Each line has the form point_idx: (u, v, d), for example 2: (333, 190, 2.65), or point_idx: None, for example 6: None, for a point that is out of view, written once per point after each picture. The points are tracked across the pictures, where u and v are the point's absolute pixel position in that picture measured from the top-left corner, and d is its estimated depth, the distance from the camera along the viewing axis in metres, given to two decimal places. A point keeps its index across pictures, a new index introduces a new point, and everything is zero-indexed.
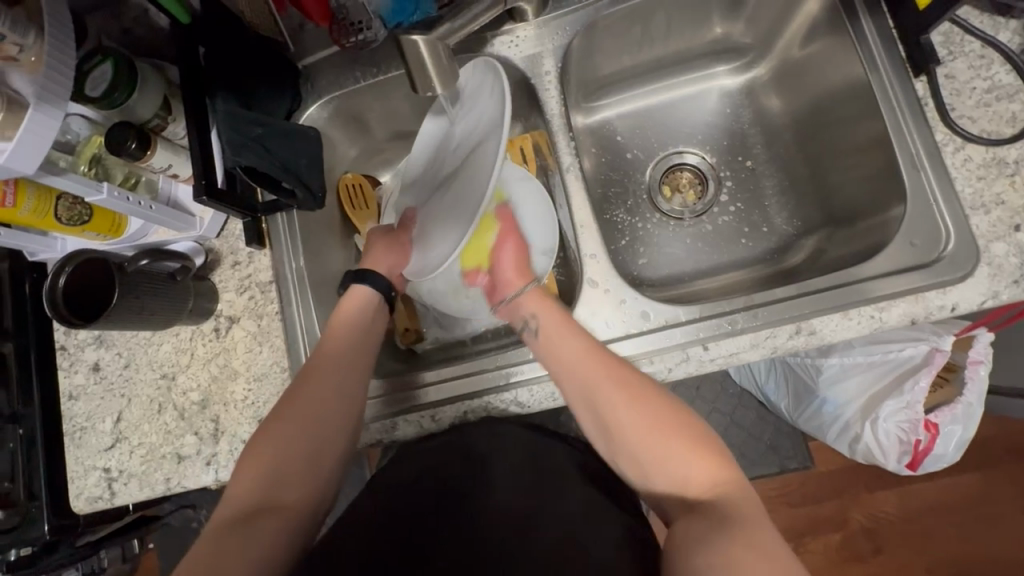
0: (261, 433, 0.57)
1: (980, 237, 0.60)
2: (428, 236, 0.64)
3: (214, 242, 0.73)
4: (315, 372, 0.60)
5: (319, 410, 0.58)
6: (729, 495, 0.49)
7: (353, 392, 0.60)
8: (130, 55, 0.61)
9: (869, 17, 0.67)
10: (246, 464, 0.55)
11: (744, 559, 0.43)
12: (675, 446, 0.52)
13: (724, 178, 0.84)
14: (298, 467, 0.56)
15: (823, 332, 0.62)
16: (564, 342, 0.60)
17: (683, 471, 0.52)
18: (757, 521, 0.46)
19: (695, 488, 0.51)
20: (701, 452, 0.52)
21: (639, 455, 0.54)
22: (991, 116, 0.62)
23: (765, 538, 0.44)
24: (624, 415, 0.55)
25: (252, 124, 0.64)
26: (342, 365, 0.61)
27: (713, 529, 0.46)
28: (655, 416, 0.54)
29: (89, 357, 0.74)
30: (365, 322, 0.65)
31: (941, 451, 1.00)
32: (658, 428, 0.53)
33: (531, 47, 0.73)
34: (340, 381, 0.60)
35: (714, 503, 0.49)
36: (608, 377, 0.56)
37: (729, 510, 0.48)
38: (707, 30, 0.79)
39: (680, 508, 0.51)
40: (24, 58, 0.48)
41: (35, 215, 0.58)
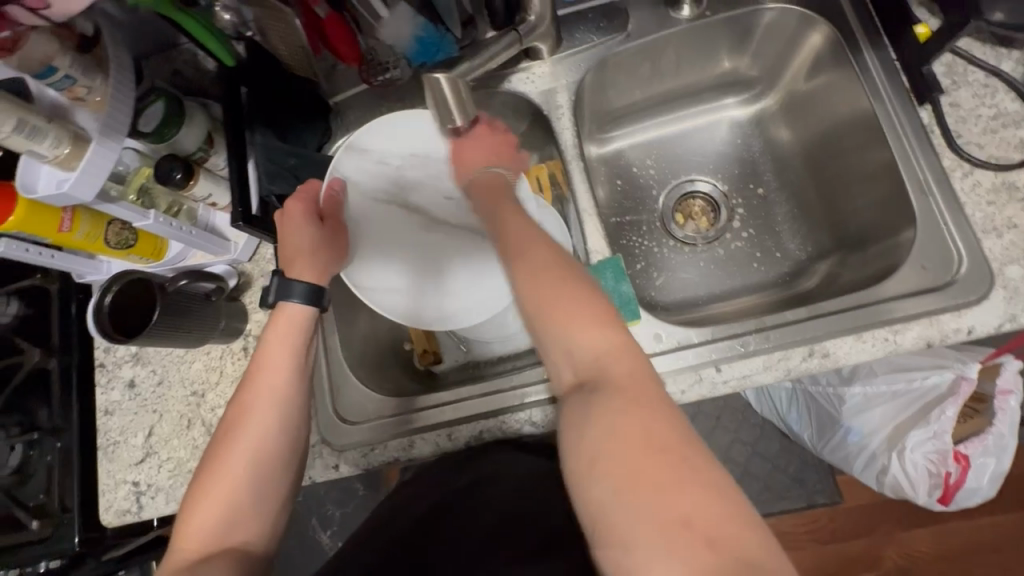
0: (200, 478, 0.55)
1: (994, 260, 0.60)
2: (436, 268, 0.72)
3: (246, 265, 0.77)
4: (249, 411, 0.56)
5: (258, 450, 0.55)
6: (615, 370, 0.46)
7: (293, 421, 0.58)
8: (180, 94, 0.67)
9: (871, 51, 0.69)
10: (193, 512, 0.53)
11: (616, 416, 0.42)
12: (572, 316, 0.48)
13: (735, 206, 0.86)
14: (247, 511, 0.54)
15: (837, 355, 0.62)
16: (499, 219, 0.56)
17: (572, 340, 0.48)
18: (637, 391, 0.44)
19: (585, 369, 0.47)
20: (598, 324, 0.48)
21: (535, 324, 0.50)
22: (999, 142, 0.63)
23: (649, 425, 0.42)
24: (519, 279, 0.51)
25: (287, 155, 0.71)
26: (277, 396, 0.57)
27: (587, 409, 0.44)
28: (563, 295, 0.49)
29: (125, 374, 0.78)
30: (301, 343, 0.60)
31: (974, 485, 0.96)
32: (569, 308, 0.48)
33: (546, 83, 0.76)
34: (277, 410, 0.57)
35: (599, 382, 0.46)
36: (517, 248, 0.53)
37: (606, 388, 0.45)
38: (714, 64, 0.82)
39: (573, 387, 0.48)
40: (90, 98, 0.53)
41: (87, 239, 0.63)
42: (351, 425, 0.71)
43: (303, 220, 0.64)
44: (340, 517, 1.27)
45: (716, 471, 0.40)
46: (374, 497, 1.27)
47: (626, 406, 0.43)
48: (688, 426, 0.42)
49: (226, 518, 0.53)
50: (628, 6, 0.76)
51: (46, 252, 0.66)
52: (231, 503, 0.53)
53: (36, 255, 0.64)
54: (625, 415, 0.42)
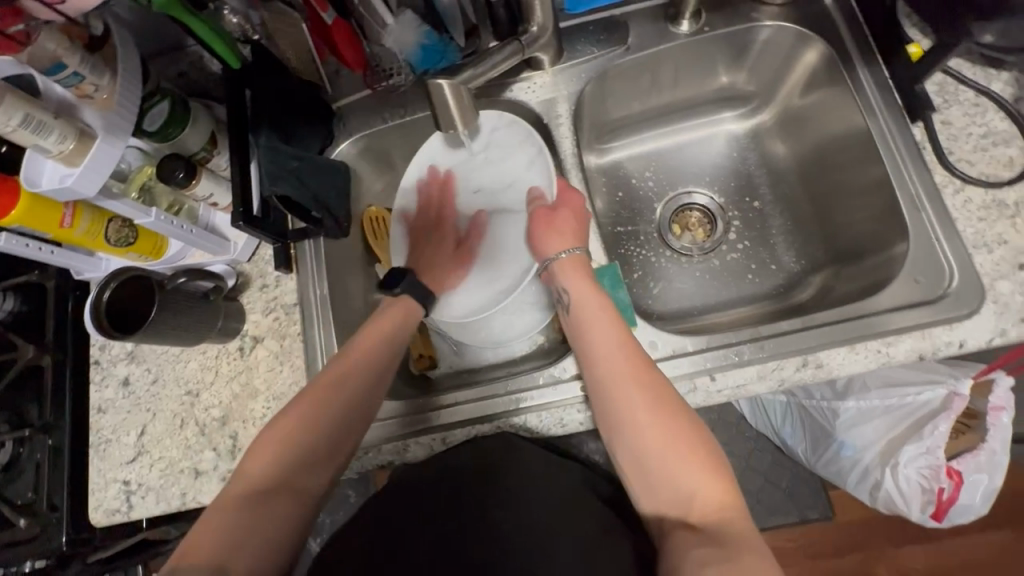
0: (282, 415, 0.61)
1: (984, 275, 0.61)
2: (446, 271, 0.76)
3: (245, 266, 0.77)
4: (339, 371, 0.63)
5: (341, 407, 0.61)
6: (732, 521, 0.51)
7: (375, 389, 0.64)
8: (185, 95, 0.67)
9: (866, 68, 0.71)
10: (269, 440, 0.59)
11: (728, 555, 0.48)
12: (688, 461, 0.54)
13: (731, 218, 0.87)
14: (316, 456, 0.59)
15: (830, 366, 0.62)
16: (598, 334, 0.62)
17: (688, 483, 0.53)
18: (739, 529, 0.50)
19: (700, 513, 0.52)
20: (712, 472, 0.53)
21: (652, 463, 0.55)
22: (989, 160, 0.65)
23: (757, 563, 0.47)
24: (644, 419, 0.56)
25: (290, 158, 0.69)
26: (373, 367, 0.64)
27: (710, 552, 0.48)
28: (682, 441, 0.55)
29: (120, 372, 0.78)
30: (396, 329, 0.67)
31: (966, 502, 0.96)
32: (676, 444, 0.54)
33: (546, 93, 0.78)
34: (363, 375, 0.63)
35: (716, 529, 0.51)
36: (635, 384, 0.58)
37: (727, 537, 0.50)
38: (712, 78, 0.84)
39: (679, 524, 0.53)
40: (97, 96, 0.54)
41: (88, 235, 0.64)
42: None
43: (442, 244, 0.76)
44: (329, 524, 1.26)
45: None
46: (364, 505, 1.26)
47: (746, 554, 0.48)
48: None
49: (297, 455, 0.58)
50: (629, 20, 0.77)
51: (46, 248, 0.66)
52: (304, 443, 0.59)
53: (35, 250, 0.65)
54: (726, 556, 0.48)
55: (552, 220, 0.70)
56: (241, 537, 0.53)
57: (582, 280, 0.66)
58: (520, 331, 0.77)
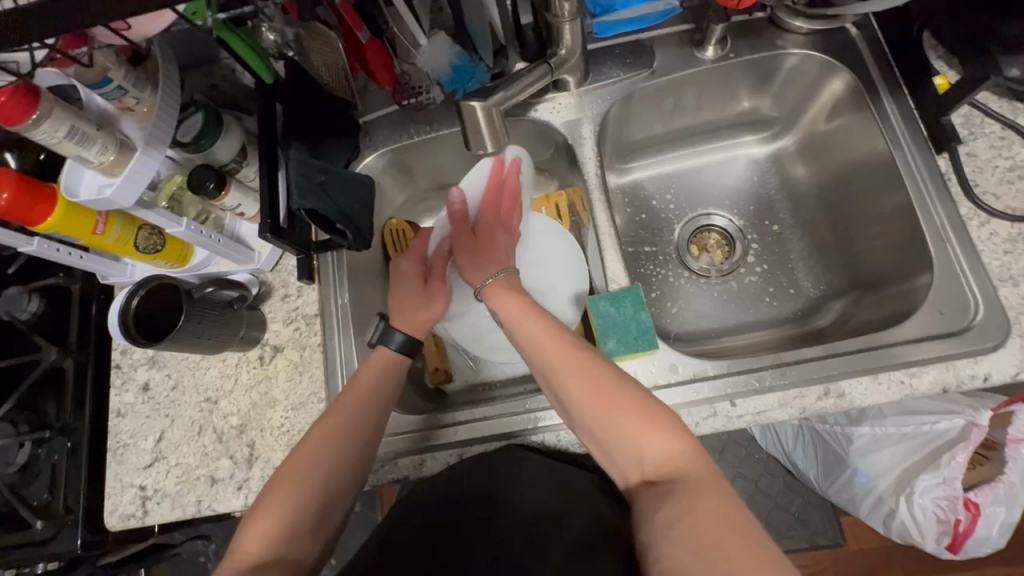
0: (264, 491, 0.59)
1: (1010, 309, 0.61)
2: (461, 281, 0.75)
3: (268, 275, 0.78)
4: (318, 437, 0.60)
5: (321, 477, 0.59)
6: (688, 468, 0.51)
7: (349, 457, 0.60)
8: (218, 107, 0.68)
9: (890, 97, 0.71)
10: (255, 523, 0.56)
11: (686, 505, 0.48)
12: (631, 422, 0.53)
13: (750, 241, 0.87)
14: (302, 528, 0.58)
15: (852, 396, 0.62)
16: (527, 317, 0.61)
17: (638, 445, 0.53)
18: (702, 479, 0.50)
19: (654, 468, 0.53)
20: (657, 428, 0.53)
21: (599, 432, 0.55)
22: (1015, 193, 0.65)
23: (716, 508, 0.47)
24: (581, 394, 0.55)
25: (318, 171, 0.70)
26: (348, 434, 0.61)
27: (671, 506, 0.49)
28: (619, 405, 0.54)
29: (140, 377, 0.78)
30: (380, 387, 0.64)
31: (983, 534, 0.94)
32: (619, 407, 0.54)
33: (571, 113, 0.78)
34: (340, 441, 0.60)
35: (673, 481, 0.51)
36: (565, 360, 0.57)
37: (681, 483, 0.50)
38: (735, 103, 0.84)
39: (645, 485, 0.53)
40: (138, 109, 0.55)
41: (117, 242, 0.64)
42: None
43: (408, 276, 0.71)
44: None
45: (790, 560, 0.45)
46: (370, 515, 1.26)
47: (703, 499, 0.48)
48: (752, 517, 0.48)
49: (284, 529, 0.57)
50: (655, 44, 0.78)
51: (75, 253, 0.67)
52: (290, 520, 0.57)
53: (65, 255, 0.66)
54: (685, 506, 0.48)
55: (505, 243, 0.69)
56: None
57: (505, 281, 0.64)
58: None
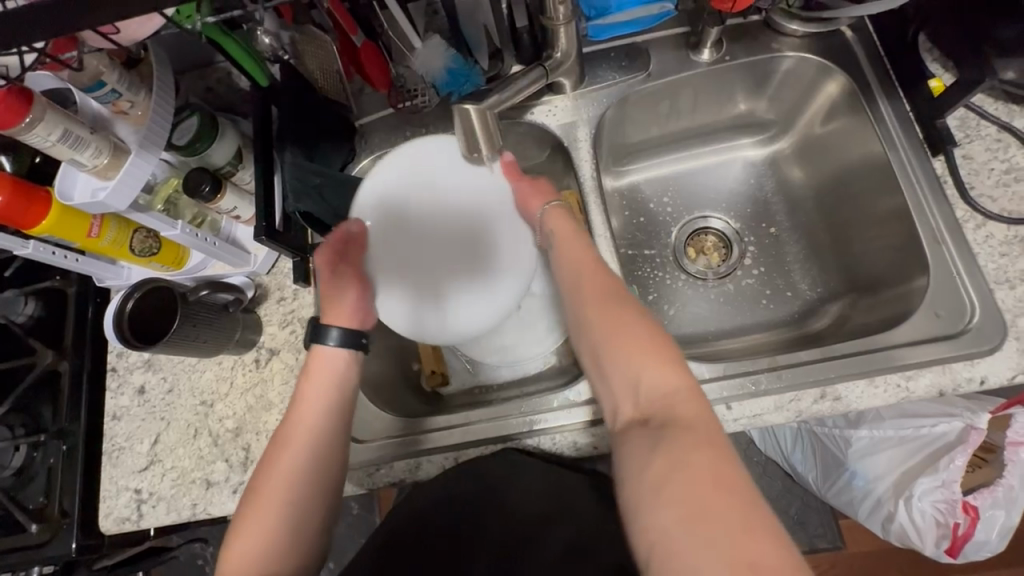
0: (239, 520, 0.56)
1: (1007, 311, 0.61)
2: (443, 276, 0.63)
3: (264, 278, 0.78)
4: (281, 448, 0.59)
5: (291, 489, 0.57)
6: (682, 412, 0.49)
7: (317, 460, 0.59)
8: (214, 111, 0.69)
9: (886, 100, 0.71)
10: (230, 554, 0.54)
11: (677, 446, 0.46)
12: (641, 358, 0.52)
13: (747, 243, 0.87)
14: (282, 549, 0.55)
15: (848, 399, 0.62)
16: (566, 249, 0.63)
17: (642, 377, 0.52)
18: (700, 427, 0.47)
19: (651, 405, 0.51)
20: (663, 364, 0.51)
21: (605, 355, 0.55)
22: (1011, 196, 0.65)
23: (705, 457, 0.44)
24: (601, 319, 0.56)
25: (312, 173, 0.69)
26: (309, 438, 0.59)
27: (656, 444, 0.47)
28: (632, 332, 0.54)
29: (136, 380, 0.78)
30: (334, 385, 0.63)
31: (982, 538, 0.94)
32: (634, 340, 0.53)
33: (567, 116, 0.78)
34: (304, 449, 0.59)
35: (665, 418, 0.49)
36: (596, 290, 0.58)
37: (673, 425, 0.48)
38: (732, 105, 0.84)
39: (634, 421, 0.51)
40: (132, 112, 0.55)
41: (113, 245, 0.64)
42: (359, 443, 0.71)
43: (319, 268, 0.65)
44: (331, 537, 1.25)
45: (780, 525, 0.41)
46: (368, 518, 1.26)
47: (694, 448, 0.45)
48: (749, 478, 0.44)
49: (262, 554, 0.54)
50: (650, 47, 0.78)
51: (71, 256, 0.67)
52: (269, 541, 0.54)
53: (60, 258, 0.66)
54: (677, 444, 0.46)
55: (535, 192, 0.65)
56: None
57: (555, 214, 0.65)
58: (532, 352, 0.77)
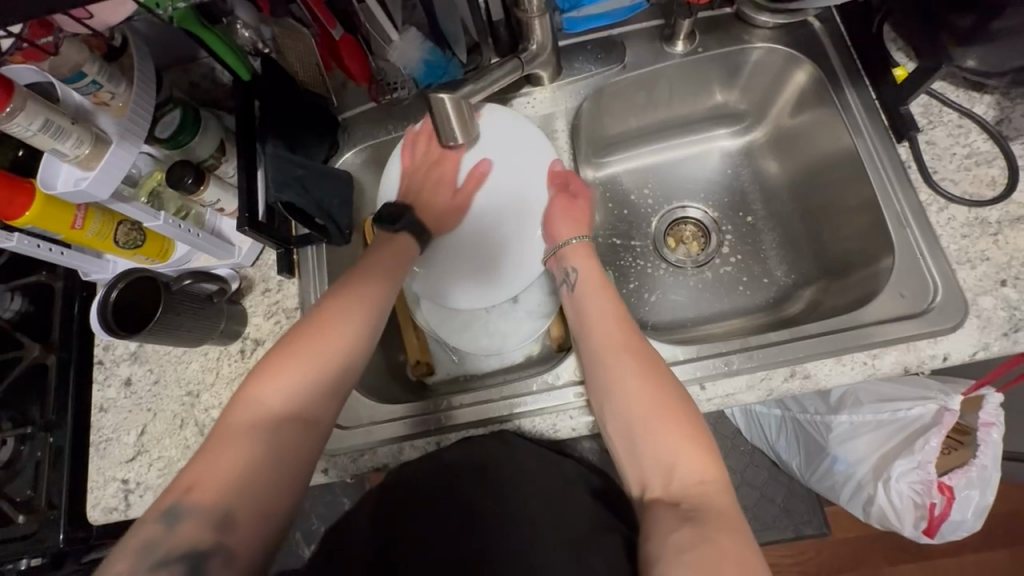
0: (286, 346, 0.60)
1: (968, 290, 0.63)
2: (465, 267, 0.76)
3: (249, 270, 0.79)
4: (341, 301, 0.64)
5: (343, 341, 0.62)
6: (713, 499, 0.53)
7: (369, 320, 0.64)
8: (195, 104, 0.70)
9: (853, 89, 0.73)
10: (274, 377, 0.58)
11: (707, 531, 0.50)
12: (671, 431, 0.57)
13: (725, 231, 0.89)
14: (322, 388, 0.59)
15: (817, 376, 0.64)
16: (598, 307, 0.67)
17: (669, 449, 0.56)
18: (723, 506, 0.52)
19: (680, 483, 0.55)
20: (695, 442, 0.56)
21: (637, 426, 0.58)
22: (973, 179, 0.67)
23: (734, 539, 0.50)
24: (633, 383, 0.60)
25: (295, 166, 0.71)
26: (367, 299, 0.65)
27: (687, 530, 0.50)
28: (667, 403, 0.58)
29: (122, 372, 0.79)
30: (392, 264, 0.69)
31: (958, 518, 0.96)
32: (665, 409, 0.58)
33: (545, 108, 0.81)
34: (361, 306, 0.64)
35: (696, 497, 0.53)
36: (626, 352, 0.62)
37: (704, 512, 0.52)
38: (708, 96, 0.86)
39: (662, 498, 0.55)
40: (113, 103, 0.56)
41: (97, 237, 0.66)
42: (344, 429, 0.72)
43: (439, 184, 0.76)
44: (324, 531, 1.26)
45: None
46: None
47: (724, 533, 0.50)
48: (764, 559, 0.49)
49: (303, 385, 0.58)
50: (625, 40, 0.80)
51: (56, 249, 0.68)
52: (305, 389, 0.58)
53: (46, 251, 0.67)
54: (704, 530, 0.50)
55: (564, 207, 0.75)
56: (243, 466, 0.53)
57: (592, 265, 0.71)
58: (521, 337, 0.79)
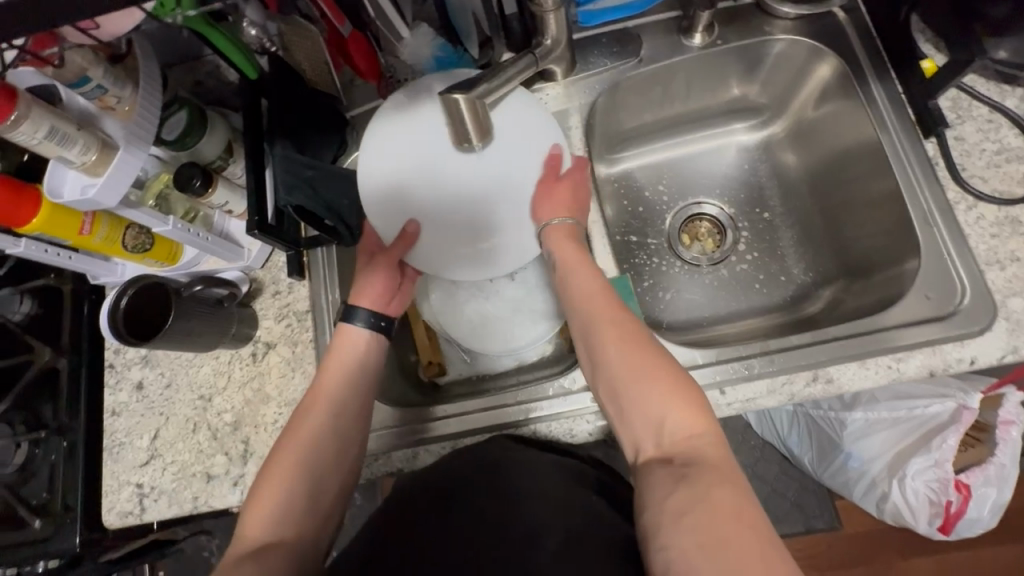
0: (263, 475, 0.57)
1: (996, 292, 0.61)
2: (455, 245, 0.66)
3: (258, 272, 0.78)
4: (310, 410, 0.60)
5: (316, 452, 0.59)
6: (706, 451, 0.49)
7: (340, 426, 0.61)
8: (202, 104, 0.68)
9: (878, 83, 0.71)
10: (252, 508, 0.56)
11: (699, 489, 0.46)
12: (661, 392, 0.52)
13: (741, 228, 0.87)
14: (302, 505, 0.57)
15: (840, 381, 0.63)
16: (578, 271, 0.62)
17: (659, 412, 0.52)
18: (722, 464, 0.48)
19: (672, 442, 0.51)
20: (686, 402, 0.51)
21: (623, 391, 0.54)
22: (1002, 176, 0.65)
23: (731, 497, 0.45)
24: (614, 350, 0.55)
25: (303, 167, 0.69)
26: (334, 401, 0.61)
27: (681, 493, 0.47)
28: (654, 365, 0.53)
29: (134, 375, 0.79)
30: (363, 358, 0.64)
31: (975, 515, 0.95)
32: (652, 372, 0.53)
33: (559, 104, 0.78)
34: (330, 416, 0.60)
35: (687, 455, 0.49)
36: (607, 316, 0.57)
37: (695, 467, 0.48)
38: (725, 90, 0.84)
39: (655, 458, 0.52)
40: (118, 107, 0.55)
41: (105, 242, 0.64)
42: None
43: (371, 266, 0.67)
44: None
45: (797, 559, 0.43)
46: (371, 507, 1.27)
47: (721, 488, 0.46)
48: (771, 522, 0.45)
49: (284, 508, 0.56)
50: (641, 32, 0.78)
51: (64, 254, 0.67)
52: (287, 511, 0.56)
53: (54, 256, 0.65)
54: (699, 483, 0.47)
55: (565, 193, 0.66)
56: None
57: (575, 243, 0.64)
58: (532, 338, 0.77)
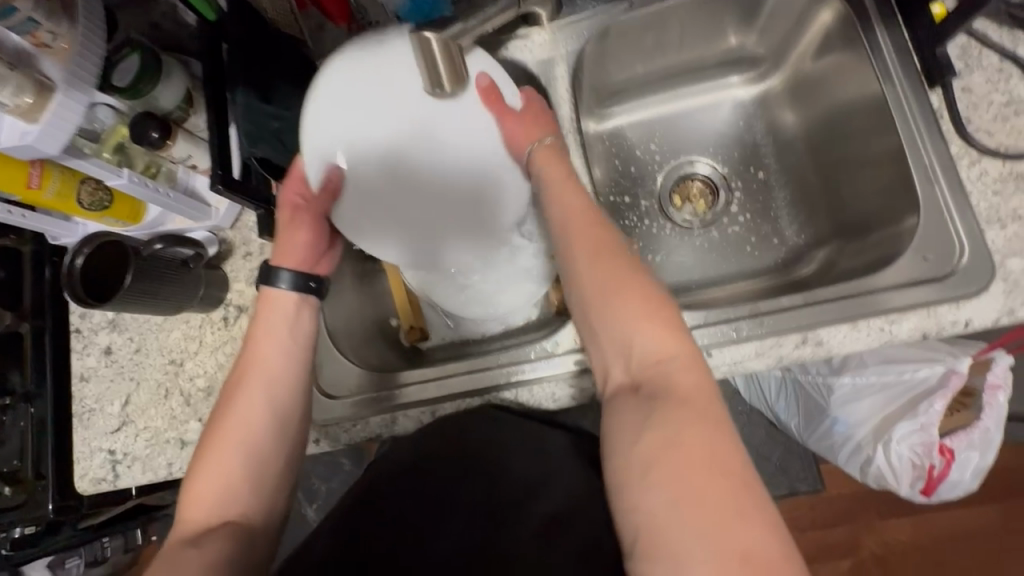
0: (199, 461, 0.56)
1: (996, 252, 0.59)
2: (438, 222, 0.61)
3: (228, 233, 0.74)
4: (237, 389, 0.58)
5: (248, 430, 0.56)
6: (678, 379, 0.47)
7: (271, 403, 0.58)
8: (157, 48, 0.63)
9: (883, 28, 0.66)
10: (192, 491, 0.54)
11: (671, 432, 0.44)
12: (631, 312, 0.49)
13: (734, 189, 0.83)
14: (244, 485, 0.55)
15: (830, 344, 0.61)
16: (564, 188, 0.57)
17: (629, 333, 0.49)
18: (698, 403, 0.46)
19: (640, 365, 0.49)
20: (659, 327, 0.49)
21: (594, 310, 0.51)
22: (1009, 130, 0.62)
23: (708, 441, 0.43)
24: (586, 266, 0.52)
25: (269, 118, 0.65)
26: (262, 377, 0.58)
27: (652, 441, 0.45)
28: (627, 286, 0.50)
29: (101, 340, 0.75)
30: (288, 326, 0.60)
31: (956, 478, 0.95)
32: (626, 292, 0.50)
33: (545, 52, 0.74)
34: (260, 395, 0.57)
35: (655, 387, 0.47)
36: (581, 232, 0.54)
37: (673, 401, 0.46)
38: (721, 39, 0.79)
39: (624, 386, 0.50)
40: (55, 45, 0.50)
41: (58, 198, 0.60)
42: (333, 399, 0.69)
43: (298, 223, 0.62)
44: (324, 491, 1.26)
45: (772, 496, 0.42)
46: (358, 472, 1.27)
47: (698, 431, 0.44)
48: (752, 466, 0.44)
49: (222, 489, 0.54)
50: None
51: (16, 211, 0.62)
52: (226, 491, 0.54)
53: (5, 213, 0.60)
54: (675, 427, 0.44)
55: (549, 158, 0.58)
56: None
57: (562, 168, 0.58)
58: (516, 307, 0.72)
